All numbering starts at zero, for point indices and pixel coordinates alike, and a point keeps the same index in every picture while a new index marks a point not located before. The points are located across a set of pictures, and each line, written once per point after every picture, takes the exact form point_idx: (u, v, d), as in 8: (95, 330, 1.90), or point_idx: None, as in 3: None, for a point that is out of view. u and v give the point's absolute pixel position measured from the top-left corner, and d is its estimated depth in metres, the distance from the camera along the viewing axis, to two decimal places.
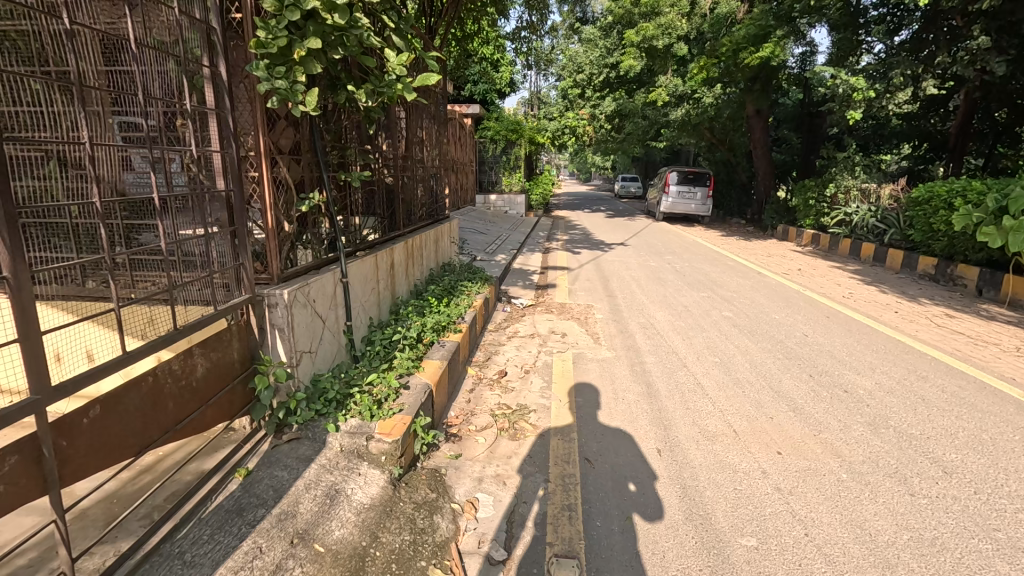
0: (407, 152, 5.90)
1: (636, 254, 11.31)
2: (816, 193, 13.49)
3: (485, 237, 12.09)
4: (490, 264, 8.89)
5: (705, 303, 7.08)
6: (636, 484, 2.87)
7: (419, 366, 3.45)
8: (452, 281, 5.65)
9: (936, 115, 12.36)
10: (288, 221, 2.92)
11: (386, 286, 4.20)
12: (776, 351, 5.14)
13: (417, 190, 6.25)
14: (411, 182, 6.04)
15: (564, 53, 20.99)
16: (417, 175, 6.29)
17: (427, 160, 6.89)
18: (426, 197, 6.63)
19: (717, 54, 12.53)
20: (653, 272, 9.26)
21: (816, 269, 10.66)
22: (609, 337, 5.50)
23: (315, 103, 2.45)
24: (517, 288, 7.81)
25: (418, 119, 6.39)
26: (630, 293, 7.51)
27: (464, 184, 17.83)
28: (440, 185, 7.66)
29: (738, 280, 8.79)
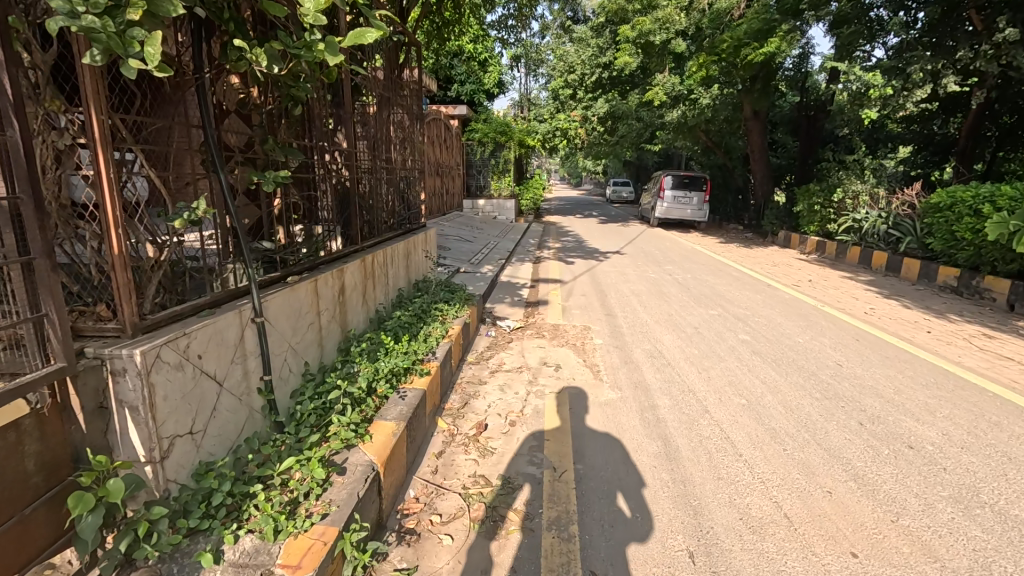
0: (368, 152, 5.04)
1: (634, 264, 10.50)
2: (822, 198, 12.77)
3: (471, 245, 11.21)
4: (474, 278, 8.01)
5: (716, 322, 6.24)
6: (625, 500, 2.74)
7: (366, 435, 2.57)
8: (423, 304, 4.76)
9: (945, 116, 11.70)
10: (154, 247, 2.01)
11: (332, 320, 3.30)
12: (811, 388, 4.29)
13: (383, 197, 5.38)
14: (375, 187, 5.17)
15: (555, 53, 20.25)
16: (384, 179, 5.42)
17: (397, 163, 6.02)
18: (396, 205, 5.77)
19: (717, 51, 11.81)
20: (655, 284, 8.43)
21: (827, 280, 9.91)
22: (611, 368, 4.63)
23: (164, 58, 1.56)
24: (503, 305, 6.93)
25: (384, 115, 5.53)
26: (632, 311, 6.66)
27: (450, 187, 16.99)
28: (416, 190, 6.78)
29: (748, 294, 7.97)
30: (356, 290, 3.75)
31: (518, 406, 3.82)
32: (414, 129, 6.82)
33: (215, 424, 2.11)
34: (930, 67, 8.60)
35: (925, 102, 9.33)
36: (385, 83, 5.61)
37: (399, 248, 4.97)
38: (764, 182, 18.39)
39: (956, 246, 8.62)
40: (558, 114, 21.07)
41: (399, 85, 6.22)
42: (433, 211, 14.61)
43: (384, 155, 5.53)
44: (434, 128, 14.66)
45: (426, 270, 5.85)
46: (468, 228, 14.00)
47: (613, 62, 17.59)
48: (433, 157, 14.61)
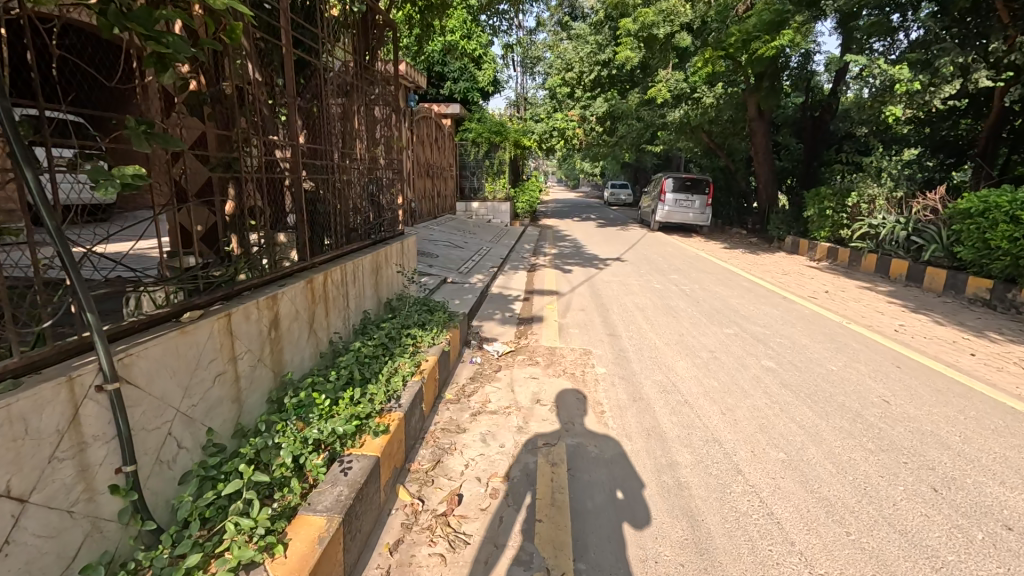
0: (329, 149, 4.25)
1: (636, 272, 9.78)
2: (834, 202, 12.07)
3: (461, 252, 10.46)
4: (462, 292, 7.22)
5: (734, 345, 5.47)
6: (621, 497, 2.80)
7: (277, 547, 1.80)
8: (393, 329, 3.97)
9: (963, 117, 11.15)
10: None
11: (258, 364, 2.53)
12: (861, 436, 3.53)
13: (345, 201, 4.58)
14: (336, 191, 4.38)
15: (553, 50, 19.54)
16: (347, 182, 4.63)
17: (367, 162, 5.22)
18: (361, 210, 4.97)
19: (724, 45, 11.15)
20: (660, 297, 7.70)
21: (845, 291, 9.21)
22: (617, 408, 3.86)
23: None
24: (493, 322, 6.17)
25: (343, 104, 4.72)
26: (638, 331, 5.89)
27: (442, 190, 16.24)
28: (393, 194, 6.00)
29: (764, 309, 7.22)
30: (299, 322, 2.97)
31: (503, 468, 3.03)
32: (392, 125, 6.04)
33: (6, 567, 1.36)
34: (961, 60, 7.90)
35: (949, 100, 8.68)
36: (353, 71, 4.85)
37: (368, 262, 4.18)
38: (769, 185, 17.74)
39: (989, 255, 7.94)
40: (556, 114, 20.37)
41: (373, 74, 5.46)
42: (423, 215, 13.86)
43: (348, 155, 4.72)
44: (425, 127, 13.94)
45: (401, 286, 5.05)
46: (460, 233, 13.24)
47: (611, 59, 16.94)
48: (424, 158, 13.90)
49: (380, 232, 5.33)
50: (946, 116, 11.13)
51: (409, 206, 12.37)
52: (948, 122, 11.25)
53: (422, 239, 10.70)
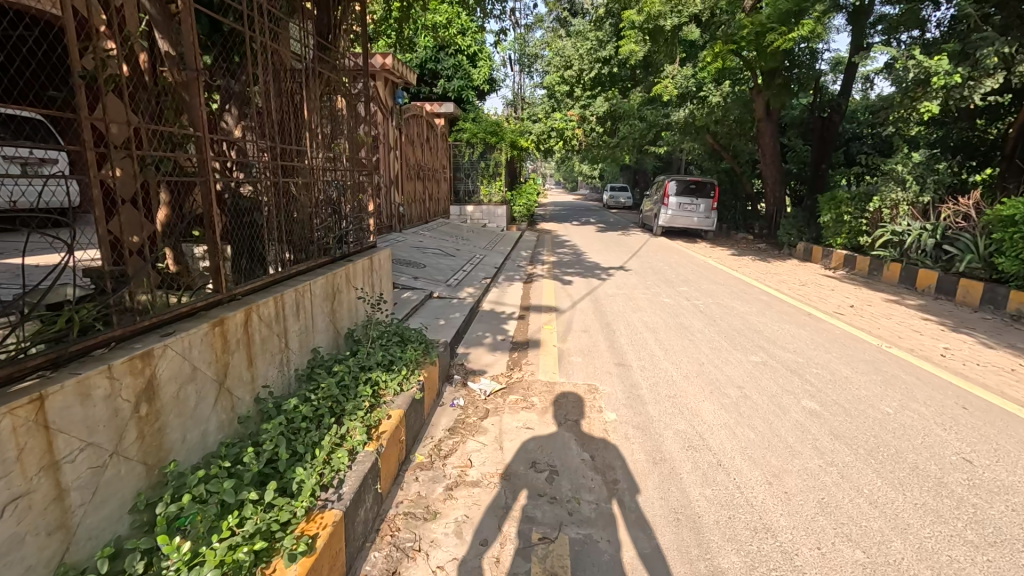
0: (261, 144, 3.41)
1: (642, 284, 8.98)
2: (854, 208, 11.29)
3: (451, 260, 9.63)
4: (448, 311, 6.35)
5: (766, 379, 4.62)
6: None
7: None
8: (349, 373, 3.10)
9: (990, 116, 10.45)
10: None
11: (107, 463, 1.69)
12: (956, 521, 2.71)
13: (287, 207, 3.75)
14: (274, 196, 3.56)
15: (551, 47, 18.74)
16: (293, 185, 3.79)
17: (328, 161, 4.38)
18: (317, 218, 4.13)
19: (735, 38, 10.37)
20: (671, 314, 6.89)
21: (871, 305, 8.42)
22: (634, 477, 3.03)
23: None
24: (482, 347, 5.34)
25: (292, 91, 3.88)
26: (651, 360, 5.05)
27: (434, 193, 15.40)
28: (366, 199, 5.15)
29: (791, 329, 6.39)
30: (198, 382, 2.12)
31: None
32: (366, 120, 5.19)
33: None
34: (1006, 50, 7.09)
35: (988, 96, 7.93)
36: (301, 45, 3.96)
37: (322, 287, 3.35)
38: (777, 189, 16.97)
39: None
40: (554, 114, 19.58)
41: (339, 56, 4.58)
42: (413, 219, 13.04)
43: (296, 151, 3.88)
44: (415, 126, 13.10)
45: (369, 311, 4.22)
46: (452, 239, 12.40)
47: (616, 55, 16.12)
48: (414, 159, 13.08)
49: (343, 243, 4.49)
50: (972, 114, 10.39)
51: (396, 210, 11.55)
52: (968, 121, 10.61)
53: (409, 247, 9.84)
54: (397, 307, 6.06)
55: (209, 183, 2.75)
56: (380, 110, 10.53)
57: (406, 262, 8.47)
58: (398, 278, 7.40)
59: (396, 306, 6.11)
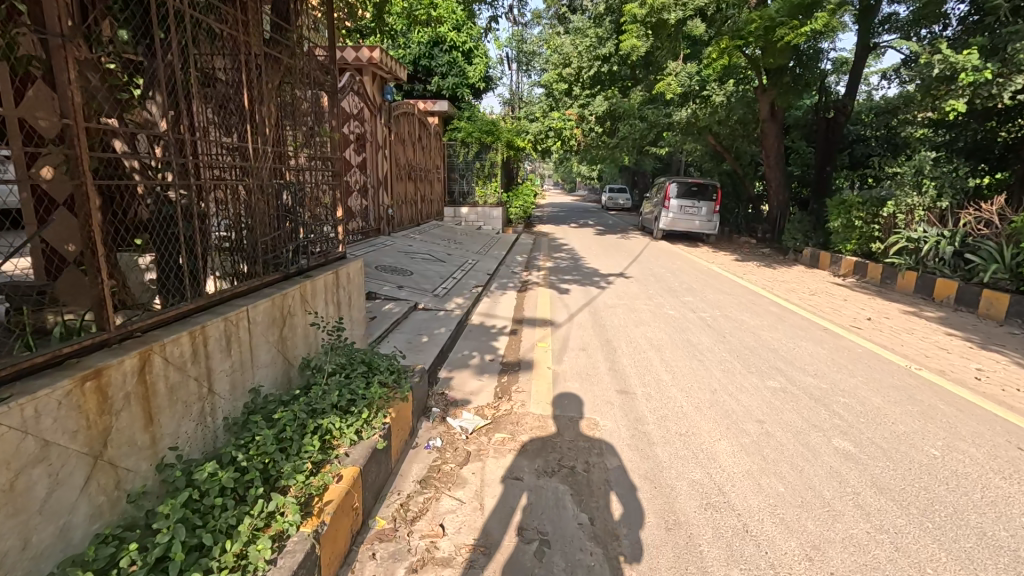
0: (185, 138, 2.82)
1: (644, 293, 8.43)
2: (865, 213, 10.77)
3: (441, 267, 9.05)
4: (432, 326, 5.78)
5: (788, 411, 4.06)
6: None
7: None
8: (293, 420, 2.52)
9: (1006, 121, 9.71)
10: None
11: None
12: None
13: (224, 213, 3.14)
14: (208, 201, 2.96)
15: (549, 44, 18.18)
16: (232, 188, 3.18)
17: (280, 158, 3.77)
18: (269, 226, 3.52)
19: (743, 33, 9.82)
20: (678, 329, 6.32)
21: (889, 317, 7.89)
22: (643, 552, 2.47)
23: None
24: (467, 370, 4.76)
25: (222, 73, 3.24)
26: (658, 386, 4.47)
27: (427, 194, 14.83)
28: (333, 202, 4.54)
29: (808, 347, 5.83)
30: (51, 464, 1.57)
31: None
32: (331, 111, 4.56)
33: None
34: None
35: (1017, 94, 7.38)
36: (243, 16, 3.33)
37: (267, 311, 2.77)
38: (781, 191, 16.51)
39: None
40: (552, 113, 19.00)
41: (297, 37, 3.96)
42: (404, 222, 12.47)
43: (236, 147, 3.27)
44: (405, 125, 12.49)
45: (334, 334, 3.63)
46: (443, 243, 11.82)
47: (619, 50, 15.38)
48: (404, 159, 12.50)
49: (305, 253, 3.88)
50: (984, 116, 9.73)
51: (385, 212, 11.00)
52: (979, 123, 9.95)
53: (397, 252, 9.27)
54: (376, 323, 5.49)
55: (85, 189, 1.93)
56: (367, 107, 9.95)
57: (390, 269, 7.89)
58: (381, 287, 6.83)
59: (375, 321, 5.53)
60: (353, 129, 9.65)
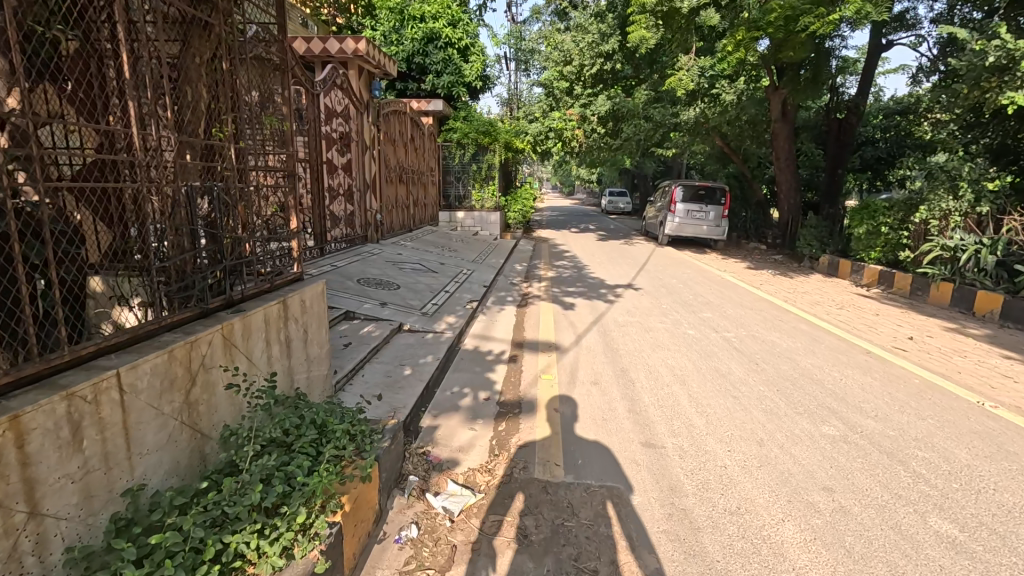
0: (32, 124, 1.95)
1: (658, 308, 7.62)
2: (895, 217, 10.03)
3: (432, 278, 8.23)
4: (418, 355, 4.96)
5: (859, 474, 3.23)
6: None
7: None
8: (190, 538, 1.68)
9: None
10: None
11: None
12: None
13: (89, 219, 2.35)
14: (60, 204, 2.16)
15: (549, 42, 17.40)
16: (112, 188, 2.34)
17: (208, 153, 2.88)
18: (186, 243, 2.65)
19: (761, 24, 9.09)
20: (703, 355, 5.50)
21: (932, 335, 7.10)
22: None
23: None
24: (456, 414, 3.90)
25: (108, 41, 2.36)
26: (690, 438, 3.63)
27: (420, 198, 14.02)
28: (292, 205, 3.63)
29: (855, 376, 5.00)
30: None
31: None
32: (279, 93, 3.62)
33: None
34: None
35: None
36: None
37: (158, 371, 1.91)
38: (792, 195, 15.76)
39: None
40: (552, 113, 17.79)
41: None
42: (394, 228, 11.65)
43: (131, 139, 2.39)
44: (396, 124, 11.69)
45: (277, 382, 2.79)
46: (436, 250, 10.99)
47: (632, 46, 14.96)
48: (395, 161, 11.69)
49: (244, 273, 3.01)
50: (1011, 118, 8.75)
51: (373, 218, 10.20)
52: (1005, 127, 8.97)
53: (384, 263, 8.47)
54: (351, 352, 4.67)
55: None
56: (352, 104, 9.19)
57: (374, 283, 7.07)
58: (361, 305, 6.00)
59: (350, 350, 4.71)
60: (336, 127, 8.81)
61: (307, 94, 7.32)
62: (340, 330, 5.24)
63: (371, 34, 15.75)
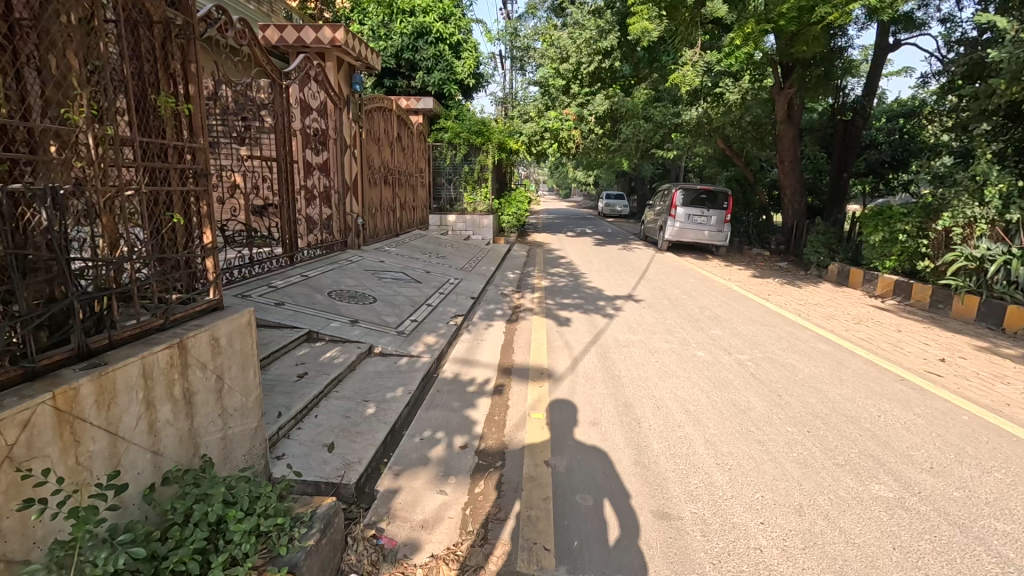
0: None
1: (662, 324, 6.93)
2: (913, 224, 9.31)
3: (415, 289, 7.52)
4: (386, 387, 4.22)
5: (932, 558, 2.56)
6: None
7: None
8: None
9: None
10: None
11: None
12: None
13: None
14: None
15: (545, 39, 16.73)
16: None
17: (60, 144, 2.05)
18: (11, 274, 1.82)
19: (771, 16, 8.48)
20: (716, 383, 4.81)
21: (963, 354, 6.46)
22: None
23: None
24: (423, 469, 3.18)
25: None
26: (712, 502, 2.94)
27: (408, 201, 13.30)
28: (200, 217, 2.69)
29: (894, 412, 4.32)
30: None
31: None
32: (185, 64, 2.63)
33: None
34: None
35: None
36: None
37: None
38: (797, 199, 15.13)
39: None
40: (548, 112, 17.03)
41: None
42: (378, 233, 10.92)
43: None
44: (381, 122, 10.97)
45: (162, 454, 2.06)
46: (422, 257, 10.27)
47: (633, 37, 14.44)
48: (380, 161, 10.97)
49: (113, 309, 2.14)
50: None
51: (354, 222, 9.49)
52: None
53: (362, 272, 7.76)
54: (304, 385, 3.93)
55: None
56: (329, 99, 8.52)
57: (347, 298, 6.34)
58: (327, 326, 5.27)
59: (303, 382, 3.97)
60: (312, 123, 8.09)
61: (276, 86, 6.58)
62: (297, 356, 4.51)
63: (358, 28, 15.05)
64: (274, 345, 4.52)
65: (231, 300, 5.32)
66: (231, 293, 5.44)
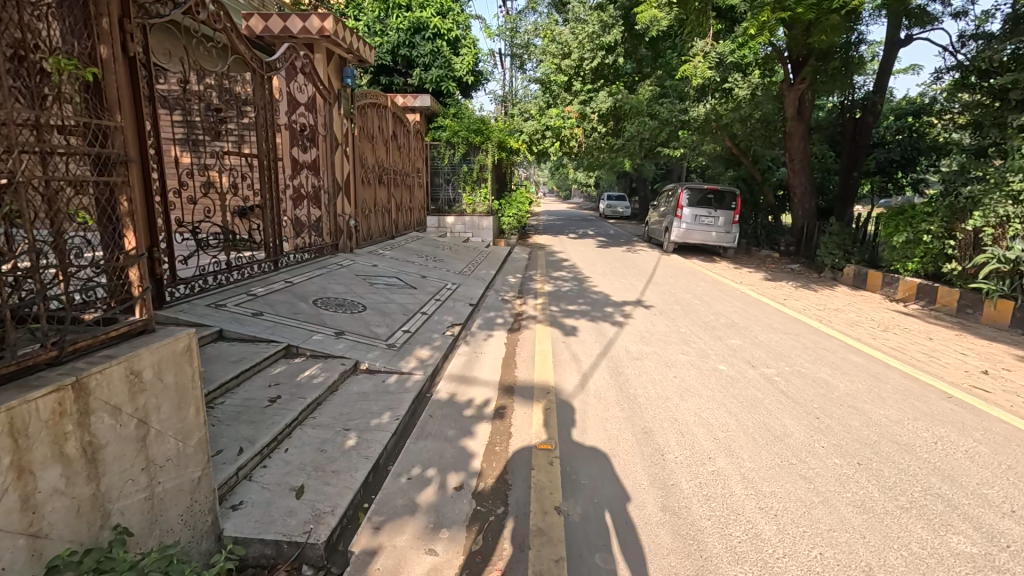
0: None
1: (677, 333, 6.40)
2: (939, 224, 8.79)
3: (410, 296, 6.97)
4: (371, 412, 3.69)
5: None
6: None
7: None
8: None
9: None
10: None
11: None
12: None
13: None
14: None
15: (546, 34, 16.22)
16: None
17: None
18: None
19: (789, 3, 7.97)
20: (745, 403, 4.28)
21: (1006, 365, 5.94)
22: None
23: None
24: (411, 519, 2.65)
25: None
26: (762, 564, 2.41)
27: (405, 202, 12.76)
28: (120, 214, 2.20)
29: (951, 438, 3.79)
30: None
31: None
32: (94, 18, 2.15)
33: None
34: None
35: None
36: None
37: None
38: (807, 199, 14.61)
39: None
40: (549, 110, 16.49)
41: None
42: (372, 235, 10.39)
43: None
44: (375, 119, 10.44)
45: (46, 533, 1.59)
46: (418, 260, 9.74)
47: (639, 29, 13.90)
48: (374, 161, 10.45)
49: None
50: None
51: (346, 224, 8.94)
52: None
53: (352, 277, 7.23)
54: (275, 411, 3.40)
55: None
56: (318, 93, 7.98)
57: (334, 306, 5.81)
58: (308, 339, 4.74)
59: (274, 407, 3.44)
60: (299, 118, 7.56)
61: (257, 77, 6.07)
62: (271, 375, 3.98)
63: (353, 24, 14.53)
64: (245, 363, 3.98)
65: (203, 310, 4.79)
66: (203, 302, 4.92)
